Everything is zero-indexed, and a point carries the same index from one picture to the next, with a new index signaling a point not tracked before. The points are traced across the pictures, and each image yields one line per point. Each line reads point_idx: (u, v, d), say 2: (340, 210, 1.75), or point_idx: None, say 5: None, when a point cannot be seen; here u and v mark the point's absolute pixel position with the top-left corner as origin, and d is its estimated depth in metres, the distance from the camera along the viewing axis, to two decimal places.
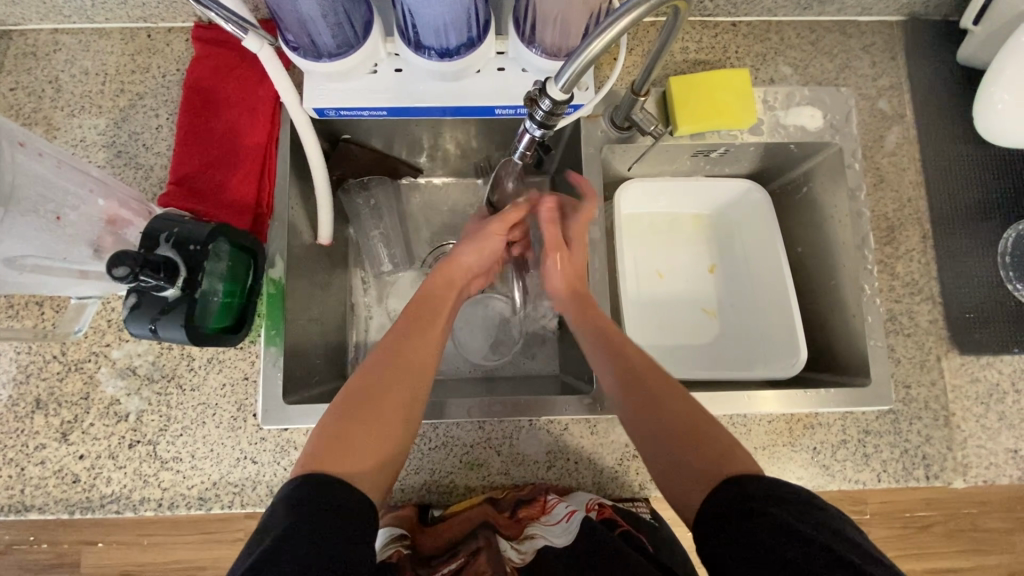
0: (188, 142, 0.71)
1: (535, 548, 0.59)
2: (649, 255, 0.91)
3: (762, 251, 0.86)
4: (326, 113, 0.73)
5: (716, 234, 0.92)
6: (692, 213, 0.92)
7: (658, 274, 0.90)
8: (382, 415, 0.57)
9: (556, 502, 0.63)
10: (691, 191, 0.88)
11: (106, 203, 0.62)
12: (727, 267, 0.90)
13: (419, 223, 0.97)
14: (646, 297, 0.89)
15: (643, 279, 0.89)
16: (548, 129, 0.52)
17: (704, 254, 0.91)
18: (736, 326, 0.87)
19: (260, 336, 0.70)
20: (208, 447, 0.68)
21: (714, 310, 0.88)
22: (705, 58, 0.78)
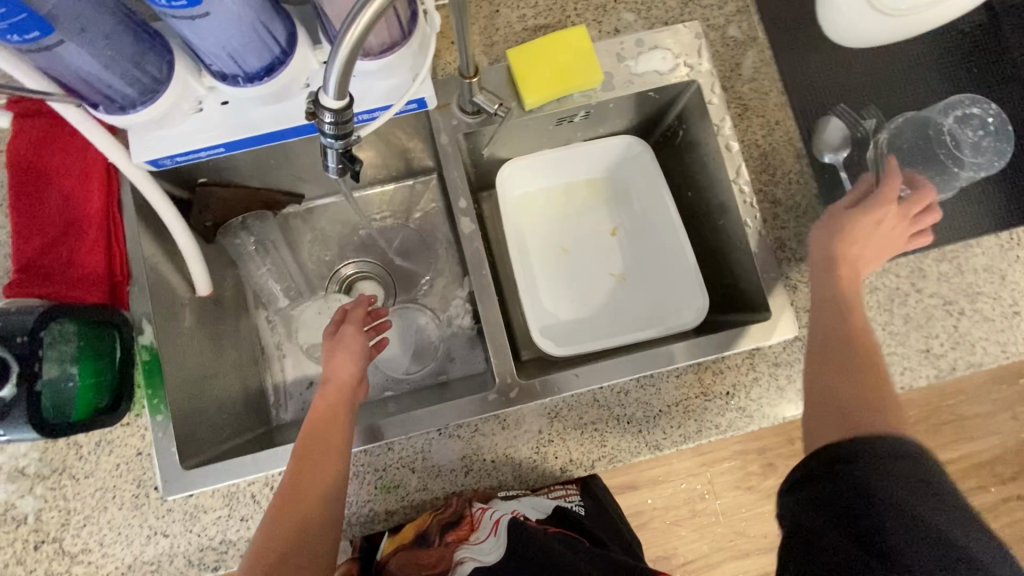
0: (25, 225, 0.68)
1: (466, 571, 0.60)
2: (550, 232, 0.88)
3: (655, 204, 0.84)
4: (163, 163, 0.69)
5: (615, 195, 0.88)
6: (585, 178, 0.89)
7: (562, 249, 0.87)
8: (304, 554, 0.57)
9: (482, 515, 0.64)
10: (578, 155, 0.85)
11: None
12: (628, 226, 0.87)
13: (313, 249, 0.95)
14: (556, 275, 0.86)
15: (549, 256, 0.87)
16: (346, 140, 0.48)
17: (603, 218, 0.88)
18: (646, 286, 0.84)
19: (143, 408, 0.67)
20: (115, 531, 0.65)
21: (621, 273, 0.86)
22: (546, 22, 0.75)
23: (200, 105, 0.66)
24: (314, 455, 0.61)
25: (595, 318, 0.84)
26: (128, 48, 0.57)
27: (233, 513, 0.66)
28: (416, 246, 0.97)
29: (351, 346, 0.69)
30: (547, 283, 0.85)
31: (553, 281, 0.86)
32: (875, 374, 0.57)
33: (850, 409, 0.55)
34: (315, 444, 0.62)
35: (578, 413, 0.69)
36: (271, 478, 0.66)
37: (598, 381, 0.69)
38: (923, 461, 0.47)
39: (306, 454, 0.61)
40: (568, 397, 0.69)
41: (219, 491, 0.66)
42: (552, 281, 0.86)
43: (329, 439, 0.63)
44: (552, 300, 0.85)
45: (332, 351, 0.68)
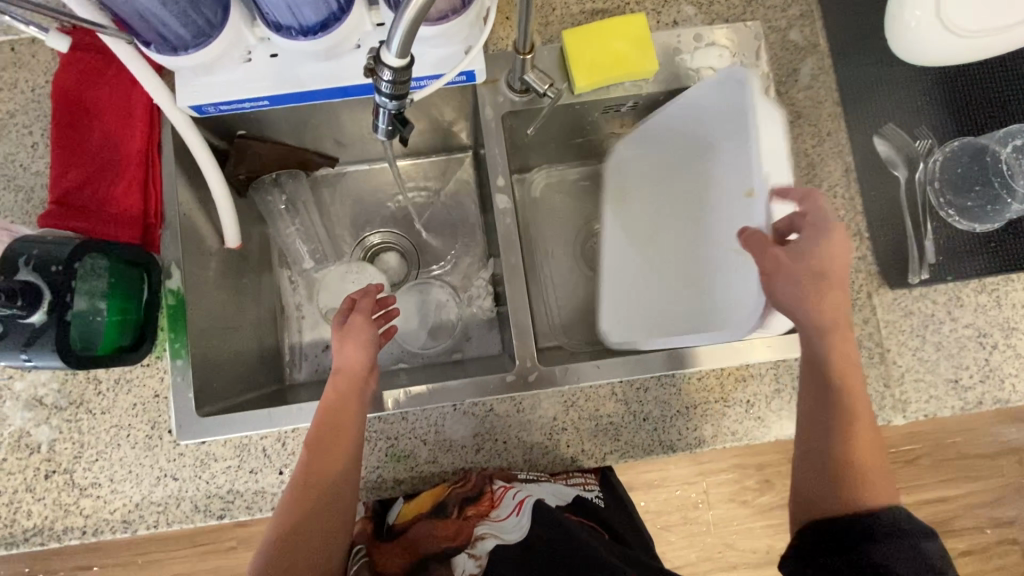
0: (65, 157, 0.68)
1: (487, 550, 0.59)
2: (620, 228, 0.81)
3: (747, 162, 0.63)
4: (206, 110, 0.69)
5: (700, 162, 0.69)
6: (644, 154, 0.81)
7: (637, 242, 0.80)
8: (316, 542, 0.58)
9: (502, 492, 0.63)
10: (641, 142, 0.79)
11: None
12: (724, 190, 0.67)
13: (342, 214, 0.95)
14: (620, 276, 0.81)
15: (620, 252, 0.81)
16: (401, 100, 0.47)
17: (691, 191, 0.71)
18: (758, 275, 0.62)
19: (165, 351, 0.67)
20: (126, 469, 0.66)
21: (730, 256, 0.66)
22: (604, 7, 0.73)
23: (249, 54, 0.66)
24: (321, 446, 0.61)
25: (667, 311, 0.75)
26: None
27: (243, 465, 0.66)
28: (443, 222, 0.96)
29: (361, 336, 0.66)
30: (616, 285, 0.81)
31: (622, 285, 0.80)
32: (846, 421, 0.57)
33: (835, 461, 0.56)
34: (325, 438, 0.61)
35: (593, 404, 0.68)
36: (283, 434, 0.67)
37: (618, 374, 0.68)
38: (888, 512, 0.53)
39: (315, 445, 0.61)
40: (586, 387, 0.68)
41: (232, 441, 0.67)
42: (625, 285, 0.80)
43: (337, 432, 0.62)
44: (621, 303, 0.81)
45: (340, 336, 0.66)
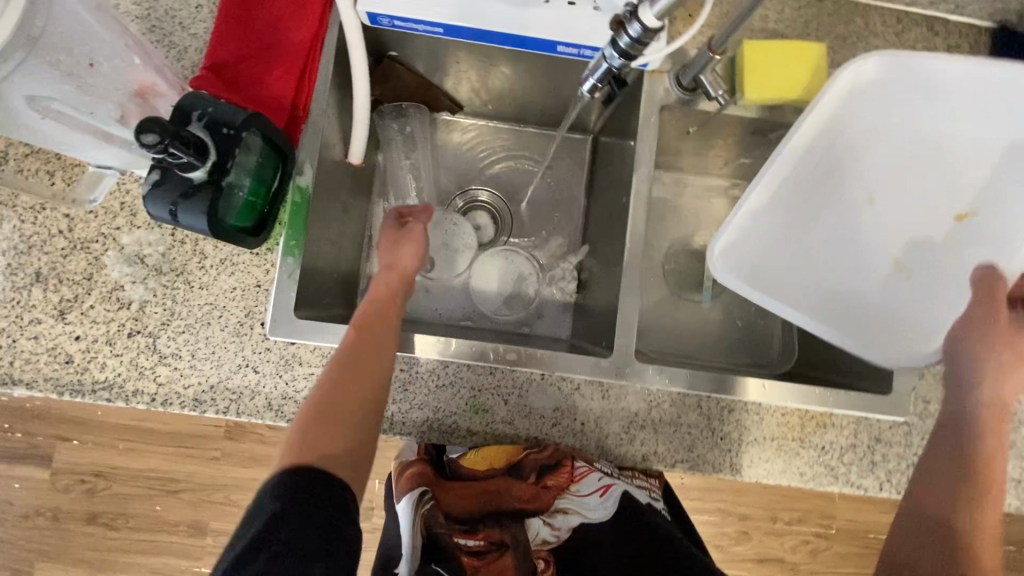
0: (229, 27, 0.67)
1: (569, 525, 0.64)
2: (843, 221, 0.71)
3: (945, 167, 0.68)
4: (378, 21, 0.68)
5: (934, 137, 0.68)
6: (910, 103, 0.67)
7: (885, 244, 0.71)
8: (348, 419, 0.55)
9: (584, 474, 0.64)
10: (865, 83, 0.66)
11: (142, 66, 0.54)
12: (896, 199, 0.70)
13: (449, 163, 0.95)
14: (931, 255, 0.70)
15: (882, 240, 0.71)
16: (629, 60, 0.47)
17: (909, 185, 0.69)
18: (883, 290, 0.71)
19: (278, 244, 0.67)
20: (210, 349, 0.65)
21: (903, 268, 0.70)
22: (785, 31, 0.74)
23: None
24: (361, 330, 0.61)
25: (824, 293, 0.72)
26: None
27: None
28: (544, 197, 0.96)
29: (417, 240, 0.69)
30: (903, 274, 0.70)
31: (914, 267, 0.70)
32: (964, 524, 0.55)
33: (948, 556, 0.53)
34: (374, 320, 0.62)
35: (677, 410, 0.68)
36: None
37: (709, 389, 0.68)
38: None
39: (354, 333, 0.60)
40: (674, 393, 0.68)
41: (320, 350, 0.66)
42: (906, 271, 0.70)
43: (375, 324, 0.62)
44: (928, 289, 0.69)
45: (395, 241, 0.69)
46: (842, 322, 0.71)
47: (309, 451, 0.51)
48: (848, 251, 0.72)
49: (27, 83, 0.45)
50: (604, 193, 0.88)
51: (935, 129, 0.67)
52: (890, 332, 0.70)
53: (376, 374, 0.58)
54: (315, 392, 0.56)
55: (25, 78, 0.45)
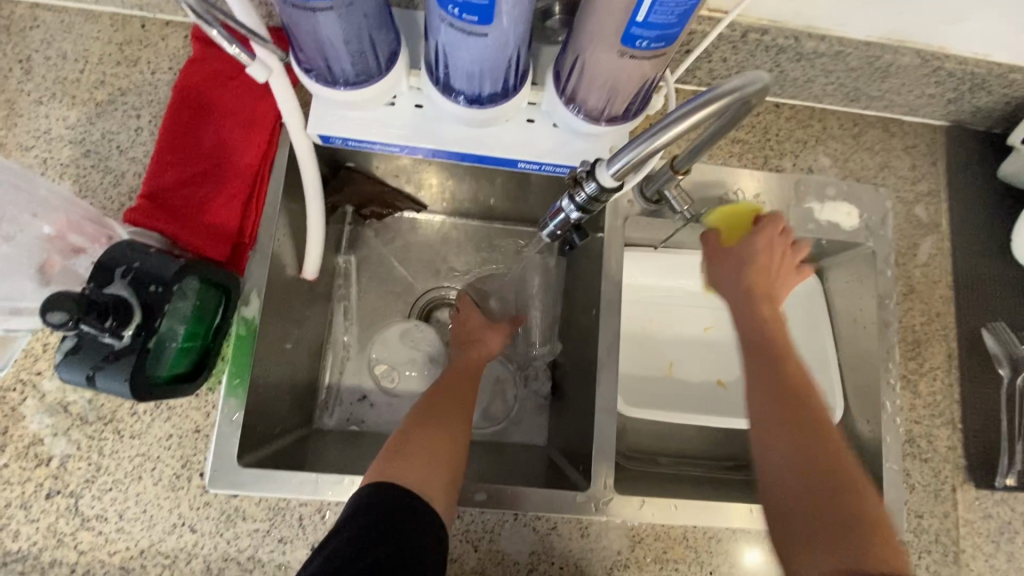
0: (169, 153, 0.63)
1: None
2: (675, 295, 0.87)
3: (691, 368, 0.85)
4: (331, 141, 0.65)
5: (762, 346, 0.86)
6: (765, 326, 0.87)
7: (673, 365, 0.85)
8: (439, 446, 0.59)
9: None
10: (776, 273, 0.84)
11: (52, 227, 0.51)
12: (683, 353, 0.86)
13: (412, 261, 0.91)
14: (690, 385, 0.84)
15: (682, 359, 0.85)
16: (588, 212, 0.45)
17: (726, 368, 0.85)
18: (667, 360, 0.85)
19: (220, 382, 0.61)
20: (141, 508, 0.58)
21: (673, 369, 0.85)
22: (745, 137, 0.74)
23: (394, 99, 0.63)
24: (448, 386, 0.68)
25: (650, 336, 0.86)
26: (371, 28, 0.53)
27: (272, 531, 0.59)
28: None
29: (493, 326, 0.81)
30: (668, 369, 0.84)
31: (680, 375, 0.85)
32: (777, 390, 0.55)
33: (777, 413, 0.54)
34: (463, 372, 0.71)
35: (661, 544, 0.63)
36: (326, 505, 0.60)
37: (695, 521, 0.63)
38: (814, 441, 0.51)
39: (441, 389, 0.67)
40: (657, 526, 0.63)
41: (267, 501, 0.59)
42: (674, 372, 0.85)
43: (462, 387, 0.69)
44: (671, 392, 0.83)
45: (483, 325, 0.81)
46: (637, 352, 0.85)
47: (398, 469, 0.55)
48: (658, 316, 0.87)
49: None
50: (573, 293, 0.85)
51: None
52: (638, 385, 0.82)
53: (460, 423, 0.63)
54: (406, 423, 0.62)
55: None
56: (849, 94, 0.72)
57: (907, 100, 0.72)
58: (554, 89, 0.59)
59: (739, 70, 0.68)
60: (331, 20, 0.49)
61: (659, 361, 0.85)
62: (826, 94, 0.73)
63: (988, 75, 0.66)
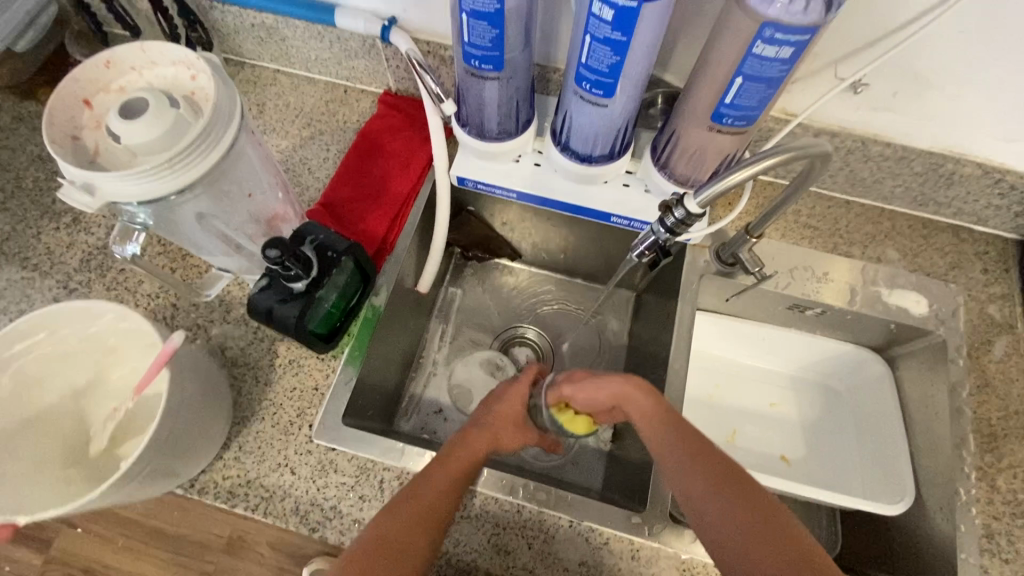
0: (345, 176, 0.83)
1: None
2: (744, 368, 0.91)
3: (755, 440, 0.86)
4: (464, 183, 0.82)
5: (832, 435, 0.86)
6: (839, 416, 0.87)
7: (736, 434, 0.87)
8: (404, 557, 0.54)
9: None
10: (851, 363, 0.87)
11: (281, 199, 0.65)
12: (749, 425, 0.88)
13: (502, 301, 1.03)
14: (753, 454, 0.85)
15: (746, 430, 0.87)
16: (674, 236, 0.57)
17: (791, 446, 0.86)
18: (732, 428, 0.87)
19: (342, 353, 0.74)
20: (257, 443, 0.69)
21: (736, 438, 0.86)
22: (817, 224, 0.83)
23: (519, 156, 0.80)
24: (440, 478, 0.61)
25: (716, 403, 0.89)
26: (519, 98, 0.72)
27: (355, 488, 0.67)
28: (587, 347, 1.00)
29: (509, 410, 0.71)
30: (731, 436, 0.86)
31: (743, 444, 0.86)
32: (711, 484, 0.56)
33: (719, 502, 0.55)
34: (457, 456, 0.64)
35: None
36: (405, 473, 0.68)
37: None
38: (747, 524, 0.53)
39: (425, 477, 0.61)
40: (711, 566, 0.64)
41: (357, 460, 0.68)
42: (737, 441, 0.86)
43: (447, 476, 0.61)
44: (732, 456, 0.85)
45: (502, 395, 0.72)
46: (701, 416, 0.87)
47: None
48: (724, 383, 0.90)
49: (208, 207, 0.54)
50: (642, 348, 0.93)
51: (818, 424, 0.87)
52: None
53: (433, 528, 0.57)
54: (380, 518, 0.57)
55: (208, 204, 0.54)
56: (917, 198, 0.81)
57: (975, 209, 0.80)
58: (652, 160, 0.73)
59: None
60: (494, 87, 0.67)
61: (723, 427, 0.87)
62: (894, 196, 0.82)
63: None
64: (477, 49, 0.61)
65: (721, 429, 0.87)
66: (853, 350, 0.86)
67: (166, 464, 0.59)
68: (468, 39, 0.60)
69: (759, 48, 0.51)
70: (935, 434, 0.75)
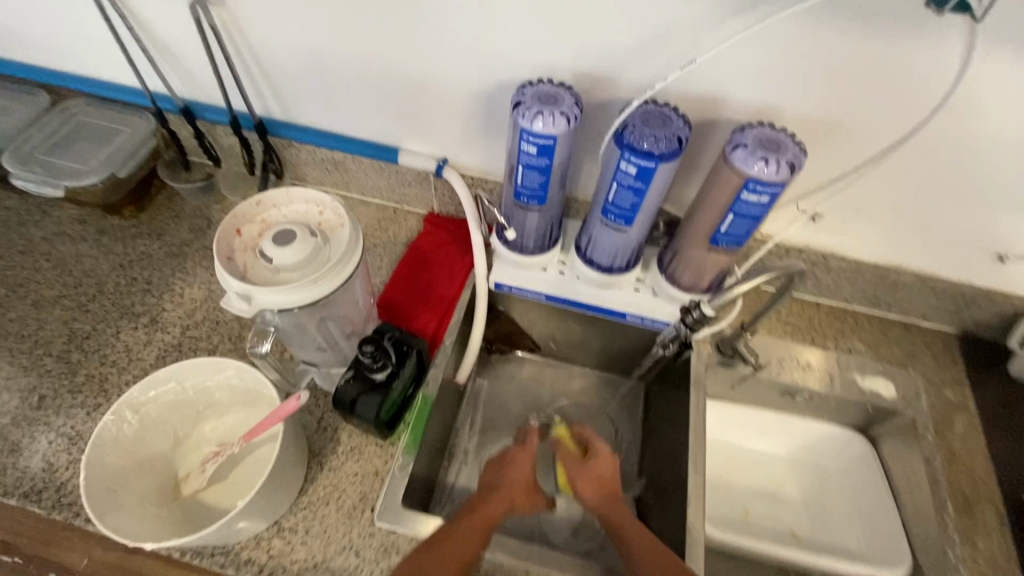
0: (400, 285, 0.97)
1: None
2: (747, 449, 1.02)
3: (766, 515, 0.96)
4: (499, 288, 0.96)
5: (831, 509, 0.95)
6: (837, 491, 0.97)
7: (748, 512, 0.96)
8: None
9: None
10: (835, 443, 0.99)
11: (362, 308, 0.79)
12: (759, 503, 0.97)
13: (524, 391, 1.14)
14: (765, 530, 0.94)
15: (757, 507, 0.97)
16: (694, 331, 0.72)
17: (797, 521, 0.95)
18: (743, 506, 0.97)
19: (399, 440, 0.81)
20: (323, 527, 0.74)
21: (749, 513, 0.96)
22: (795, 322, 1.00)
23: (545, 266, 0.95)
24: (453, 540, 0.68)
25: (728, 483, 0.98)
26: (551, 224, 0.89)
27: None
28: (603, 433, 1.10)
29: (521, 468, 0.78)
30: (745, 515, 0.96)
31: (755, 521, 0.95)
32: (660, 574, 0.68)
33: None
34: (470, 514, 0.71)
35: None
36: None
37: None
38: None
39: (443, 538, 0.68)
40: None
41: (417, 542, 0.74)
42: (749, 518, 0.95)
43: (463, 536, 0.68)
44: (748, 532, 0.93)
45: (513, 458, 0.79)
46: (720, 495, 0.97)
47: None
48: (731, 464, 1.00)
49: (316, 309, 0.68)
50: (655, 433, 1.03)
51: (817, 500, 0.97)
52: (718, 521, 0.94)
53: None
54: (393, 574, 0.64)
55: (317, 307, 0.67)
56: (872, 300, 0.99)
57: (919, 308, 0.98)
58: (660, 269, 0.89)
59: None
60: (536, 217, 0.84)
61: (737, 505, 0.97)
62: (853, 298, 1.00)
63: (975, 295, 0.92)
64: (527, 190, 0.78)
65: (735, 507, 0.96)
66: (840, 430, 0.99)
67: (259, 508, 0.68)
68: (521, 183, 0.78)
69: (746, 195, 0.69)
70: (920, 503, 0.86)
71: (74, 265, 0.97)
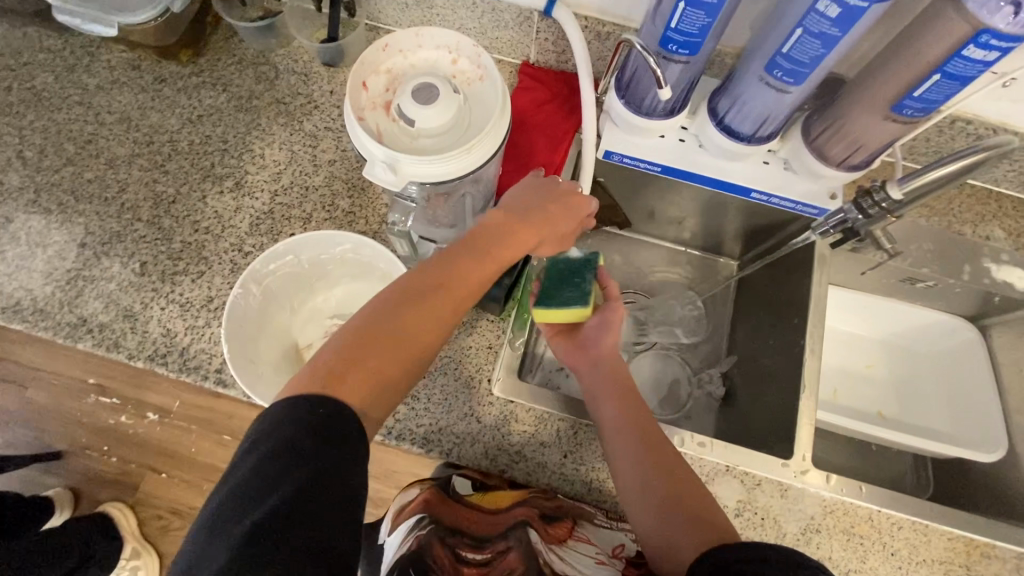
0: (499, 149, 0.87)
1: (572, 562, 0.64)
2: (843, 333, 1.00)
3: (856, 395, 0.97)
4: (608, 156, 0.85)
5: (921, 392, 0.96)
6: (933, 375, 0.96)
7: (837, 392, 0.97)
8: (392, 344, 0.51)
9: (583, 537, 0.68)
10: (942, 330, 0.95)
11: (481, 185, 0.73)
12: (848, 383, 0.98)
13: (612, 266, 1.09)
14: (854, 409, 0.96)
15: (847, 389, 0.97)
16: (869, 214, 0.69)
17: (882, 402, 0.97)
18: (832, 387, 0.97)
19: (509, 316, 0.81)
20: (444, 395, 0.76)
21: (836, 394, 0.97)
22: (932, 204, 0.90)
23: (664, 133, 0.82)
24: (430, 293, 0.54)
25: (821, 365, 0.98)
26: (687, 81, 0.76)
27: (537, 436, 0.75)
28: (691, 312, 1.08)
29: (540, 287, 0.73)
30: (834, 394, 0.97)
31: (844, 401, 0.97)
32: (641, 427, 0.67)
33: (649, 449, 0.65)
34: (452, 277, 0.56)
35: (850, 518, 0.76)
36: (579, 424, 0.76)
37: (880, 504, 0.76)
38: (664, 467, 0.64)
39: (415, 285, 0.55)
40: (849, 502, 0.76)
41: (535, 412, 0.76)
42: (838, 398, 0.97)
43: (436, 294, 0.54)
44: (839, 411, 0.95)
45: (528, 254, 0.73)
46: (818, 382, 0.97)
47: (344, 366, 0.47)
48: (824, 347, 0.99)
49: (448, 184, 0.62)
50: (751, 314, 1.01)
51: (909, 383, 0.97)
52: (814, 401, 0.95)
53: (420, 331, 0.53)
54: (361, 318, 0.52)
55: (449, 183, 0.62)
56: None
57: None
58: (804, 140, 0.77)
59: (937, 150, 0.85)
60: (677, 69, 0.72)
61: (827, 385, 0.98)
62: (1005, 180, 0.89)
63: None
64: (679, 35, 0.65)
65: (826, 387, 0.97)
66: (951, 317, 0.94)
67: None
68: (675, 25, 0.64)
69: (970, 49, 0.56)
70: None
71: (138, 118, 0.88)
